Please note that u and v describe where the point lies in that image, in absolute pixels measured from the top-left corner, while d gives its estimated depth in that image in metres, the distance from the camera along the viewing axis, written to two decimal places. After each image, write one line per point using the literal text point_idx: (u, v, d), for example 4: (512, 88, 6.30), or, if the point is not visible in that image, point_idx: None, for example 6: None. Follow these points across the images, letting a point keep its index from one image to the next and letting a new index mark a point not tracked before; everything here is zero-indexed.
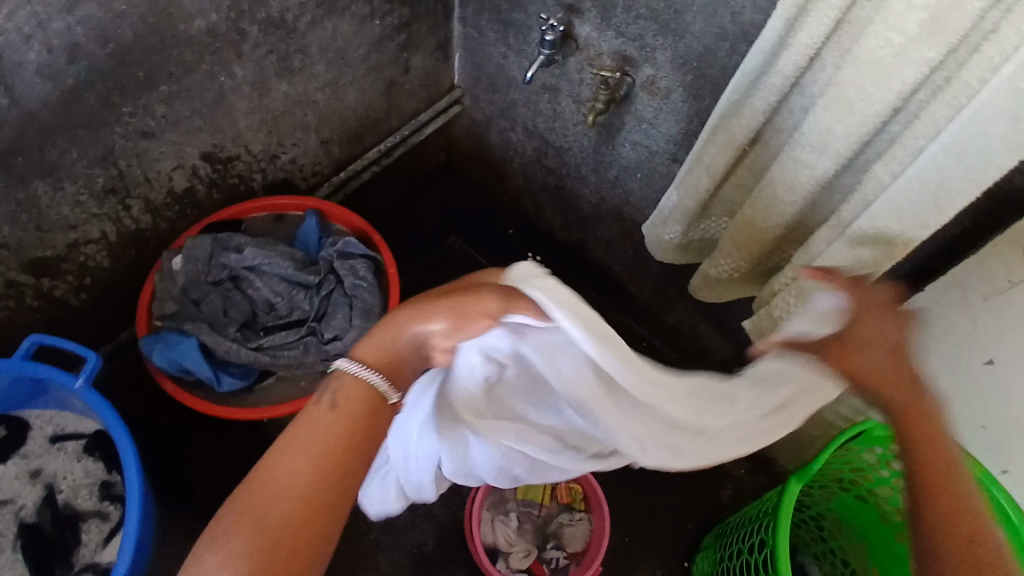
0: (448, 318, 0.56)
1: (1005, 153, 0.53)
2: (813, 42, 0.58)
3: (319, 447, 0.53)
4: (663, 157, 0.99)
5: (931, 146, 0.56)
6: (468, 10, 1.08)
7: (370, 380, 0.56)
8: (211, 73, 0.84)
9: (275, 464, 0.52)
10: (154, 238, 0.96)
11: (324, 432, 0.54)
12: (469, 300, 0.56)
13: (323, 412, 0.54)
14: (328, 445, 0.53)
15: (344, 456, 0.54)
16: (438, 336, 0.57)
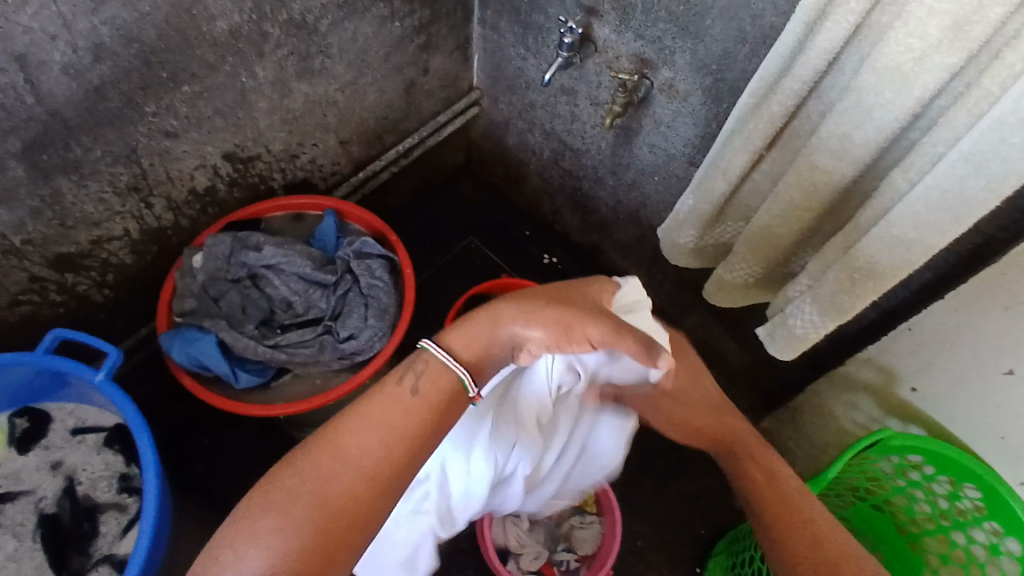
0: (552, 330, 0.67)
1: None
2: (832, 47, 0.58)
3: (391, 424, 0.58)
4: (681, 160, 0.99)
5: (950, 154, 0.56)
6: (487, 12, 1.08)
7: (458, 372, 0.63)
8: (233, 73, 0.85)
9: (350, 434, 0.57)
10: (176, 235, 0.98)
11: (398, 413, 0.59)
12: (576, 322, 0.67)
13: (401, 393, 0.61)
14: (397, 426, 0.58)
15: (411, 439, 0.59)
16: (535, 342, 0.68)
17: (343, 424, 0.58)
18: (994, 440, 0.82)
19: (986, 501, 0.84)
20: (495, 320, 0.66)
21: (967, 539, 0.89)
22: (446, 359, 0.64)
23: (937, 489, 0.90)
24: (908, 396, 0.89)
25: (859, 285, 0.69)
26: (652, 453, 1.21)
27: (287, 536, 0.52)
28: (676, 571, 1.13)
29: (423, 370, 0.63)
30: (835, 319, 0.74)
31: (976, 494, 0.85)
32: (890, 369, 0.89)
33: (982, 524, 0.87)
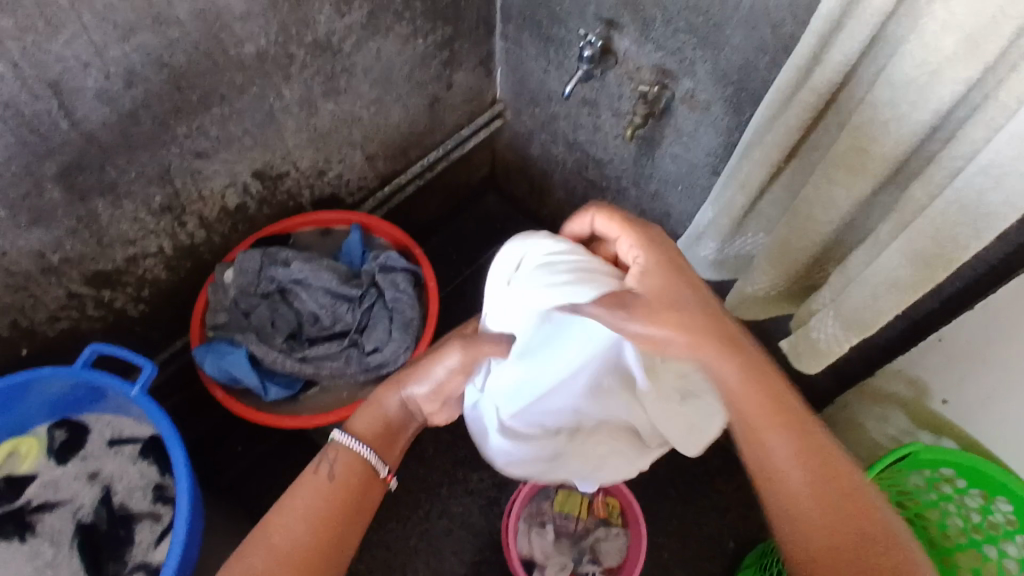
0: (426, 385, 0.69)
1: None
2: (847, 59, 0.58)
3: (310, 511, 0.64)
4: (704, 170, 0.99)
5: (968, 167, 0.55)
6: (509, 26, 1.10)
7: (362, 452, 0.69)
8: (261, 95, 0.87)
9: (275, 524, 0.63)
10: (208, 251, 1.01)
11: (320, 499, 0.65)
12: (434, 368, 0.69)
13: (319, 481, 0.66)
14: (317, 512, 0.64)
15: (332, 521, 0.64)
16: (423, 400, 0.71)
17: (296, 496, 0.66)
18: None
19: (1019, 515, 0.84)
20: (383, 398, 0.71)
21: (998, 554, 0.88)
22: (352, 443, 0.69)
23: (970, 502, 0.89)
24: (940, 408, 0.88)
25: (882, 298, 0.68)
26: (678, 464, 1.21)
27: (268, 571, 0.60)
28: None
29: (336, 457, 0.68)
30: (857, 334, 0.74)
31: (1009, 507, 0.85)
32: (921, 381, 0.88)
33: (1015, 538, 0.86)
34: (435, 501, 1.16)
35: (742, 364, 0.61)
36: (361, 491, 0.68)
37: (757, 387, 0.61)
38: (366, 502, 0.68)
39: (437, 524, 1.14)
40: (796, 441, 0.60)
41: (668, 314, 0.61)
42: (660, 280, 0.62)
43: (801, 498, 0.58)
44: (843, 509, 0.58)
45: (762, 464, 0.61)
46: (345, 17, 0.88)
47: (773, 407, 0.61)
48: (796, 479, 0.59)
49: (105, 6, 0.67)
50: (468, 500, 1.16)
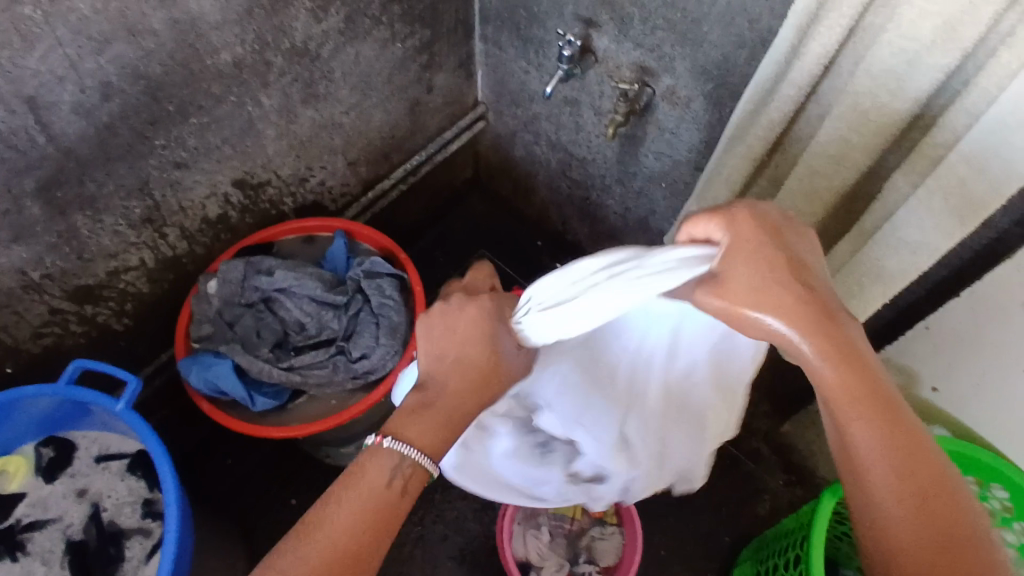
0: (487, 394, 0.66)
1: None
2: (827, 51, 0.58)
3: (367, 516, 0.57)
4: (687, 165, 0.99)
5: (950, 155, 0.55)
6: (488, 28, 1.09)
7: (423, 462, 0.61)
8: (239, 103, 0.87)
9: (330, 522, 0.56)
10: (191, 262, 1.00)
11: (376, 502, 0.58)
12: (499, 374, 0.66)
13: (374, 482, 0.59)
14: (373, 517, 0.58)
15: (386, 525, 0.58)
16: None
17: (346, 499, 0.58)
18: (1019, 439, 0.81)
19: (1014, 501, 0.84)
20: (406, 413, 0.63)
21: None
22: (420, 457, 0.61)
23: None
24: (929, 396, 0.88)
25: (867, 288, 0.69)
26: None
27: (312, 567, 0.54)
28: None
29: (402, 464, 0.60)
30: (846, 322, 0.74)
31: (1004, 494, 0.85)
32: (910, 369, 0.88)
33: (1012, 525, 0.87)
34: (428, 507, 1.15)
35: (841, 350, 0.53)
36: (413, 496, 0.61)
37: (855, 376, 0.53)
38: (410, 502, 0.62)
39: (431, 529, 1.14)
40: (891, 436, 0.53)
41: (789, 315, 0.52)
42: (755, 259, 0.54)
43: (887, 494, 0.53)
44: (933, 513, 0.52)
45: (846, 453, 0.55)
46: (321, 23, 0.87)
47: (866, 391, 0.53)
48: (888, 478, 0.52)
49: (79, 19, 0.66)
50: (462, 503, 1.16)
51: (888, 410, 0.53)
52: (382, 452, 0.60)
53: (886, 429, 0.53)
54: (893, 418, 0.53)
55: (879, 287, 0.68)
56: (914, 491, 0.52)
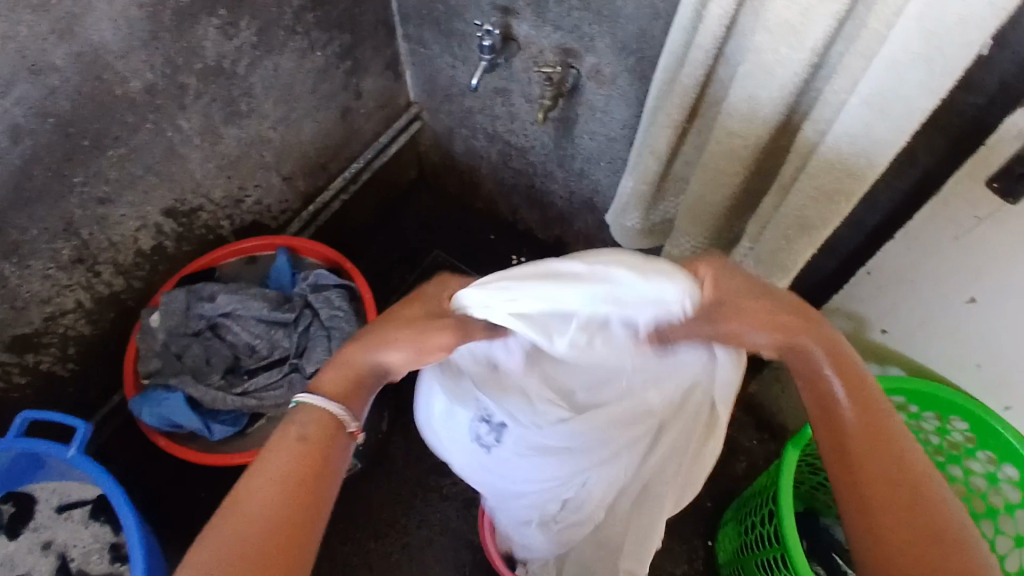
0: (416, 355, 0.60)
1: (926, 97, 0.53)
2: (726, 12, 0.58)
3: (285, 478, 0.52)
4: (621, 142, 0.99)
5: (851, 100, 0.56)
6: (410, 27, 1.08)
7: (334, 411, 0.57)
8: (158, 130, 0.85)
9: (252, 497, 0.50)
10: (131, 298, 0.98)
11: (293, 460, 0.53)
12: (431, 335, 0.60)
13: (285, 438, 0.54)
14: (291, 480, 0.52)
15: (306, 483, 0.52)
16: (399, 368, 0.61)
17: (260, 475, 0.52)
18: (970, 368, 0.83)
19: (974, 432, 0.86)
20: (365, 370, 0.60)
21: (964, 472, 0.91)
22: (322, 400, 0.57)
23: (927, 426, 0.91)
24: (880, 338, 0.90)
25: (794, 241, 0.69)
26: None
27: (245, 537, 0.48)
28: (687, 548, 1.14)
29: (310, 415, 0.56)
30: (781, 278, 0.74)
31: (963, 425, 0.87)
32: (859, 314, 0.90)
33: (976, 454, 0.88)
34: (410, 513, 1.14)
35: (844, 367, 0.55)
36: (333, 455, 0.55)
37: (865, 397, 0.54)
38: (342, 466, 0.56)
39: (416, 535, 1.13)
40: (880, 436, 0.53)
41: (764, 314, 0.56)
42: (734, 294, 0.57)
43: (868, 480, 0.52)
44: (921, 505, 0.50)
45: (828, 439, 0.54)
46: (233, 39, 0.86)
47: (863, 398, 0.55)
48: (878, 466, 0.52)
49: None
50: (444, 505, 1.15)
51: (873, 408, 0.54)
52: (302, 407, 0.57)
53: (875, 432, 0.53)
54: (882, 427, 0.53)
55: (807, 241, 0.68)
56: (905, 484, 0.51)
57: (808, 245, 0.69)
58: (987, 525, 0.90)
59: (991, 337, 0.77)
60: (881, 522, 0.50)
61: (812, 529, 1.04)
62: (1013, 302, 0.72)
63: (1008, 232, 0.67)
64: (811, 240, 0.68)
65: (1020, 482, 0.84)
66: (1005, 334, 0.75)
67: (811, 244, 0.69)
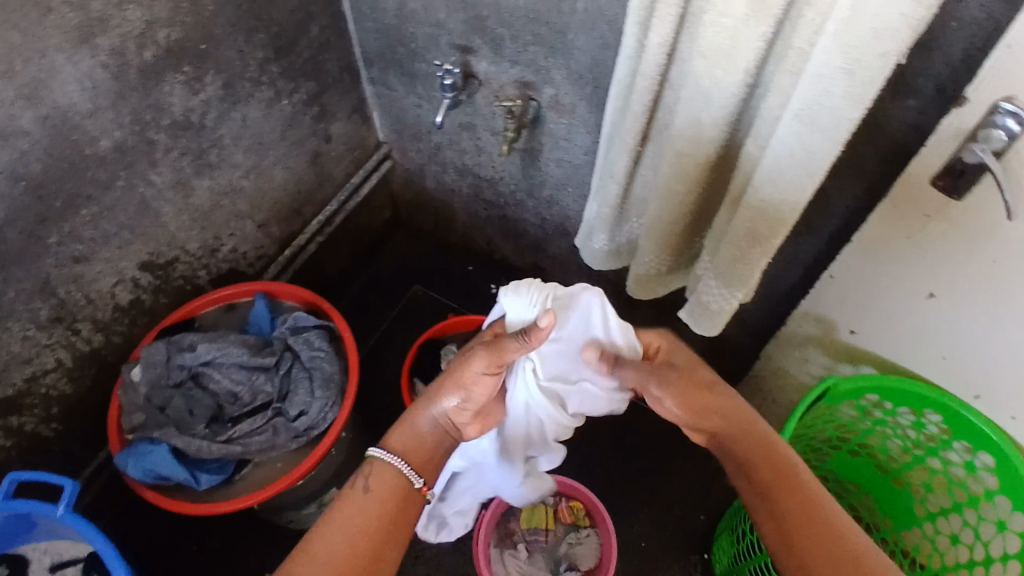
0: (455, 392, 0.71)
1: (851, 106, 0.55)
2: (665, 40, 0.61)
3: (362, 519, 0.64)
4: (586, 168, 1.02)
5: (785, 115, 0.59)
6: (373, 71, 1.11)
7: (398, 467, 0.69)
8: (129, 185, 0.86)
9: (339, 531, 0.63)
10: (112, 353, 0.98)
11: (363, 514, 0.65)
12: (461, 370, 0.71)
13: (356, 494, 0.66)
14: (367, 522, 0.64)
15: (376, 531, 0.64)
16: (453, 412, 0.73)
17: (345, 510, 0.65)
18: (936, 360, 0.85)
19: (948, 423, 0.88)
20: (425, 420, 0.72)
21: (943, 463, 0.93)
22: (396, 462, 0.69)
23: (903, 420, 0.93)
24: (849, 340, 0.93)
25: (748, 252, 0.71)
26: (632, 455, 1.23)
27: (338, 554, 0.61)
28: (684, 563, 1.14)
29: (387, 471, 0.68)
30: (741, 289, 0.76)
31: (938, 417, 0.89)
32: (828, 318, 0.92)
33: (952, 444, 0.90)
34: (406, 549, 1.14)
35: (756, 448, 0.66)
36: (398, 508, 0.67)
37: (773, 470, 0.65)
38: (404, 521, 0.67)
39: (413, 571, 1.12)
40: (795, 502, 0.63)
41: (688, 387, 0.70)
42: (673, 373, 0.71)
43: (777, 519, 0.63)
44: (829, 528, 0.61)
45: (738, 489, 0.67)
46: (199, 93, 0.88)
47: (776, 475, 0.64)
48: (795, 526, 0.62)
49: None
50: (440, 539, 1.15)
51: (783, 461, 0.65)
52: (375, 461, 0.69)
53: (783, 481, 0.64)
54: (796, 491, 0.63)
55: (761, 251, 0.71)
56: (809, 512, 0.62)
57: (763, 255, 0.72)
58: (971, 513, 0.92)
59: (952, 330, 0.79)
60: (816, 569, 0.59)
61: None
62: (968, 295, 0.75)
63: (956, 227, 0.70)
64: (770, 247, 0.71)
65: (996, 468, 0.85)
66: (964, 326, 0.78)
67: (765, 253, 0.71)
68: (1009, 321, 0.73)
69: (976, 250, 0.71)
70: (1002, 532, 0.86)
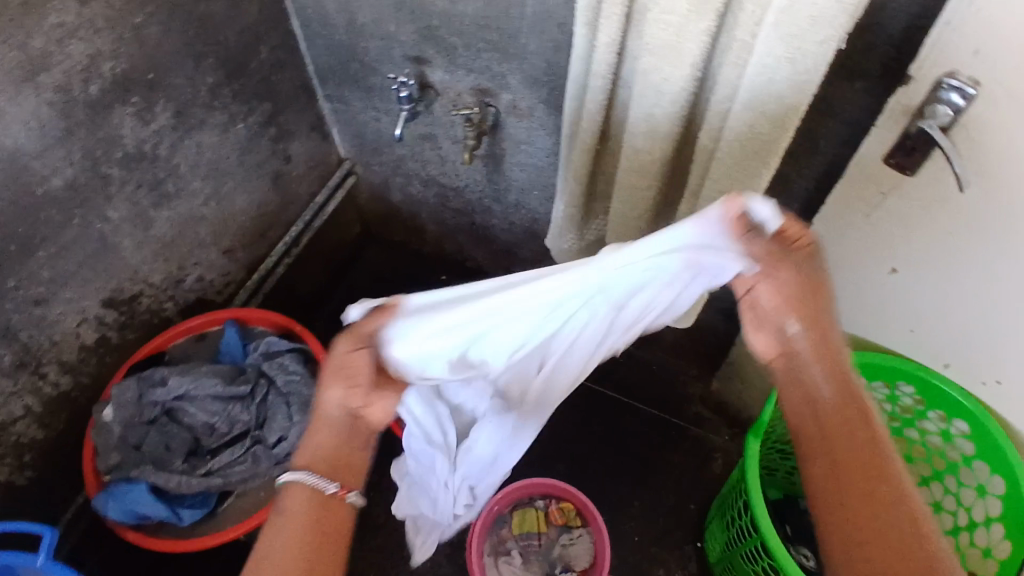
0: (337, 383, 0.58)
1: (797, 94, 0.56)
2: (612, 40, 0.61)
3: (287, 546, 0.55)
4: (549, 170, 1.02)
5: (734, 106, 0.60)
6: (329, 87, 1.10)
7: (313, 481, 0.57)
8: (86, 223, 0.85)
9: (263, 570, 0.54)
10: (82, 394, 0.96)
11: (287, 543, 0.55)
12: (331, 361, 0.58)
13: (277, 521, 0.56)
14: (295, 547, 0.55)
15: (308, 555, 0.55)
16: (351, 403, 0.59)
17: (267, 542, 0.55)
18: (904, 334, 0.86)
19: (922, 394, 0.89)
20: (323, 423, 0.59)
21: (921, 433, 0.94)
22: (310, 478, 0.57)
23: (878, 395, 0.95)
24: None
25: None
26: (619, 451, 1.23)
27: None
28: (679, 554, 1.14)
29: (304, 488, 0.57)
30: None
31: (911, 389, 0.90)
32: None
33: (928, 414, 0.91)
34: (401, 564, 1.13)
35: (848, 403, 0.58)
36: (329, 522, 0.57)
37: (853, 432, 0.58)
38: (340, 535, 0.58)
39: None
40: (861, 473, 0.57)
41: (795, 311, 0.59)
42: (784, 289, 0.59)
43: (837, 468, 0.58)
44: (889, 513, 0.55)
45: (793, 416, 0.61)
46: (151, 124, 0.86)
47: (856, 436, 0.58)
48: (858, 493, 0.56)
49: None
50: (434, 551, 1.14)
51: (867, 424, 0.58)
52: (287, 488, 0.57)
53: (859, 450, 0.57)
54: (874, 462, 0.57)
55: None
56: (877, 480, 0.56)
57: None
58: (951, 481, 0.94)
59: (916, 303, 0.81)
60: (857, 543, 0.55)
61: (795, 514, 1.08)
62: (929, 267, 0.76)
63: (912, 203, 0.72)
64: None
65: (971, 434, 0.87)
66: (930, 298, 0.79)
67: None
68: (970, 290, 0.75)
69: (933, 223, 0.72)
70: (981, 497, 0.88)
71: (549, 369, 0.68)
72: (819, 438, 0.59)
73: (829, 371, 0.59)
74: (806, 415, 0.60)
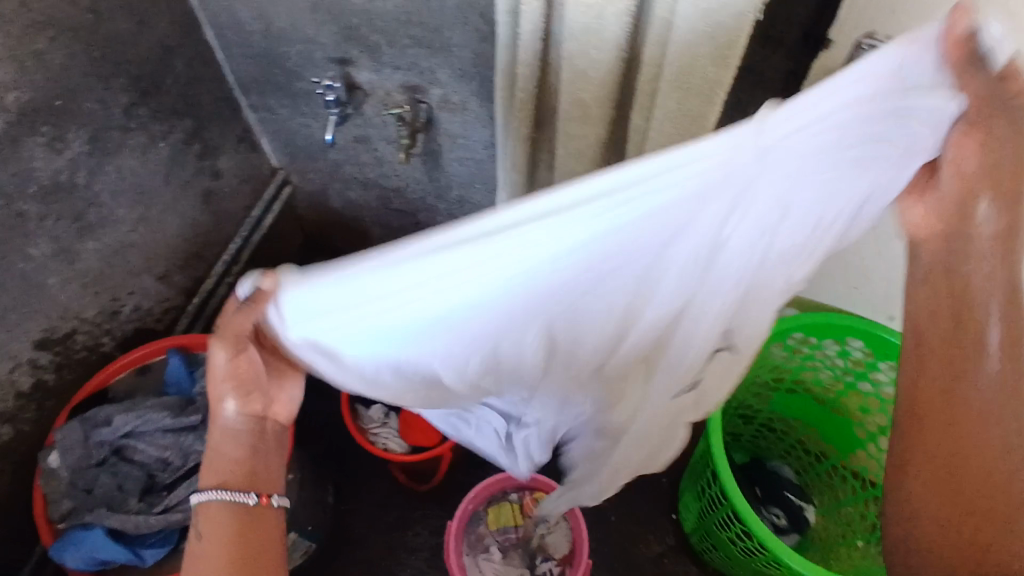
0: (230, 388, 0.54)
1: (720, 69, 0.56)
2: (535, 27, 0.60)
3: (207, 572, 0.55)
4: (488, 162, 1.01)
5: (661, 86, 0.60)
6: (253, 97, 1.07)
7: (225, 498, 0.57)
8: (6, 264, 0.80)
9: None
10: (24, 443, 0.91)
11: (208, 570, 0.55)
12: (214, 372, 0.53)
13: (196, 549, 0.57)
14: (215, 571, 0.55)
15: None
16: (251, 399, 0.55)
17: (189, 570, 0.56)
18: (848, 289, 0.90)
19: (870, 347, 0.93)
20: (226, 424, 0.56)
21: (873, 385, 0.98)
22: (219, 497, 0.56)
23: (830, 351, 0.97)
24: None
25: None
26: None
27: None
28: (656, 528, 1.15)
29: (216, 509, 0.57)
30: None
31: (860, 344, 0.94)
32: None
33: (879, 365, 0.95)
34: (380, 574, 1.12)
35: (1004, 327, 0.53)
36: (250, 540, 0.57)
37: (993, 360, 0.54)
38: (268, 546, 0.58)
39: None
40: (964, 405, 0.56)
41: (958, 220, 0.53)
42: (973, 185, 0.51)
43: (946, 397, 0.57)
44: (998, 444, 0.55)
45: (924, 336, 0.57)
46: (64, 153, 0.82)
47: (983, 372, 0.55)
48: (961, 424, 0.56)
49: None
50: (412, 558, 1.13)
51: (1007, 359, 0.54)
52: (203, 509, 0.57)
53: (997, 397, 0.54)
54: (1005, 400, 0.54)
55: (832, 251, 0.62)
56: (999, 421, 0.54)
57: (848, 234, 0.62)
58: None
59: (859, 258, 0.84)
60: (933, 466, 0.58)
61: (763, 476, 1.09)
62: None
63: None
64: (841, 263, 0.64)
65: None
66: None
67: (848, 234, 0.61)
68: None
69: None
70: None
71: (683, 303, 0.53)
72: (942, 422, 0.57)
73: (991, 295, 0.53)
74: (941, 327, 0.56)
